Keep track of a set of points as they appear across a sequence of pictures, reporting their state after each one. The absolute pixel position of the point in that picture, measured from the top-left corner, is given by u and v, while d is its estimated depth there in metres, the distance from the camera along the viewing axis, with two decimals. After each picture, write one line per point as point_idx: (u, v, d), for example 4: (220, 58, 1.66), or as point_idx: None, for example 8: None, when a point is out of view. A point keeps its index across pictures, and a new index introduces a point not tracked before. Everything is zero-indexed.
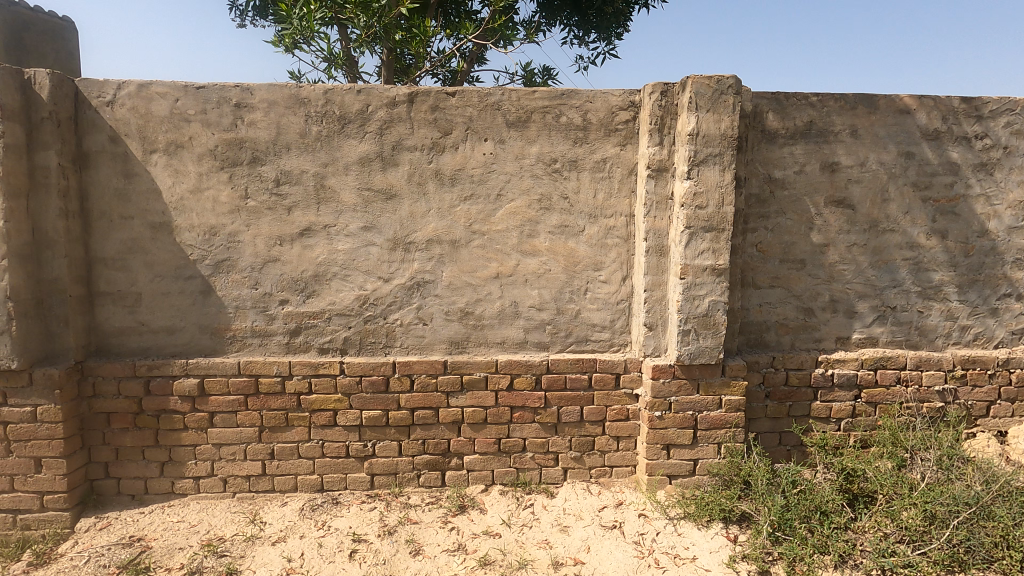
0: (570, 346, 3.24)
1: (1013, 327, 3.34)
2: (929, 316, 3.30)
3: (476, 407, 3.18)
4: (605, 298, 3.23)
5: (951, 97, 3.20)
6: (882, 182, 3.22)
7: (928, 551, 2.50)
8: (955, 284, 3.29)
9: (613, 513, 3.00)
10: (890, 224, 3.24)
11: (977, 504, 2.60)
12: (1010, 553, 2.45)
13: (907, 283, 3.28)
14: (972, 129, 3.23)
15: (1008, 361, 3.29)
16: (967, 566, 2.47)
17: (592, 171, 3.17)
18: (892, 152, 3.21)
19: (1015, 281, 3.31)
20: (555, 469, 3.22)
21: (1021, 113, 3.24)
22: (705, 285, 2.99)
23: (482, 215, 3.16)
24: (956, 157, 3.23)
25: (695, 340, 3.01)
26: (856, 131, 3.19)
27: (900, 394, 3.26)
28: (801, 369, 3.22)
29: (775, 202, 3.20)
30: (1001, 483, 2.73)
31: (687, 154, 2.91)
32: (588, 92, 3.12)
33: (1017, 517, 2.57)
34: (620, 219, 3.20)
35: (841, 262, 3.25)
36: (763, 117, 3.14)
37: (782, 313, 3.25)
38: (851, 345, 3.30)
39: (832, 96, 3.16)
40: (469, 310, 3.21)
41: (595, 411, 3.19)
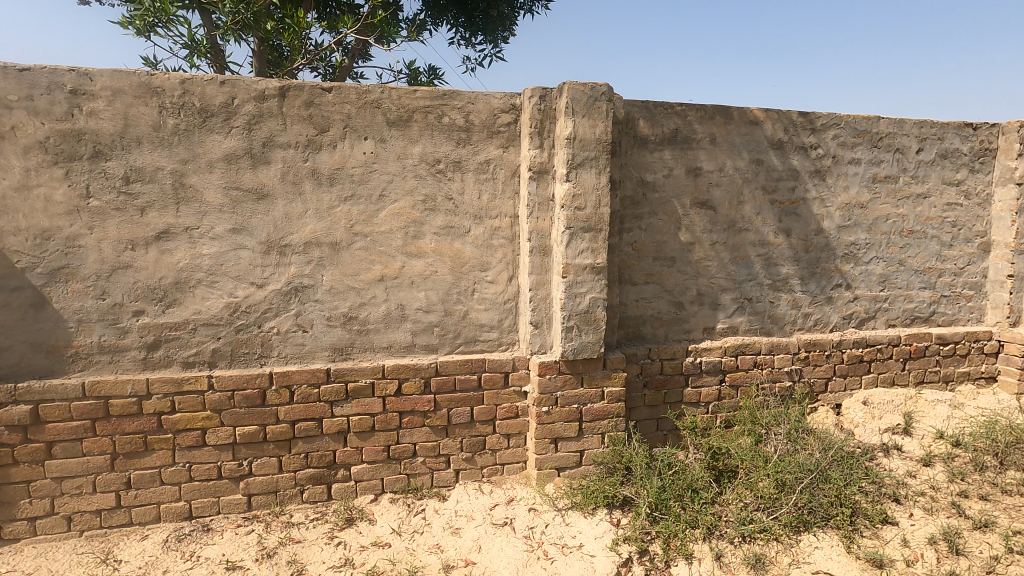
0: (459, 347, 3.23)
1: (845, 313, 3.84)
2: (779, 306, 3.70)
3: (363, 415, 3.07)
4: (492, 298, 3.26)
5: (791, 111, 3.60)
6: (737, 186, 3.56)
7: (779, 515, 2.79)
8: (798, 276, 3.72)
9: (504, 510, 3.04)
10: (745, 224, 3.60)
11: (816, 469, 2.96)
12: (842, 509, 2.79)
13: (760, 276, 3.65)
14: (809, 139, 3.66)
15: (841, 342, 3.78)
16: (810, 525, 2.76)
17: (476, 172, 3.18)
18: (744, 159, 3.56)
19: (845, 273, 3.82)
20: (447, 472, 3.20)
21: (846, 126, 3.73)
22: (585, 283, 3.12)
23: (363, 216, 3.06)
24: (796, 164, 3.65)
25: (577, 336, 3.14)
26: (715, 139, 3.50)
27: (757, 376, 3.62)
28: (674, 358, 3.47)
29: (647, 204, 3.42)
30: (835, 449, 3.13)
31: (565, 157, 3.02)
32: (470, 94, 3.12)
33: (848, 477, 2.95)
34: (504, 220, 3.24)
35: (705, 258, 3.54)
36: (634, 124, 3.34)
37: (656, 307, 3.49)
38: (716, 334, 3.61)
39: (693, 107, 3.44)
40: (353, 314, 3.09)
41: (485, 411, 3.21)
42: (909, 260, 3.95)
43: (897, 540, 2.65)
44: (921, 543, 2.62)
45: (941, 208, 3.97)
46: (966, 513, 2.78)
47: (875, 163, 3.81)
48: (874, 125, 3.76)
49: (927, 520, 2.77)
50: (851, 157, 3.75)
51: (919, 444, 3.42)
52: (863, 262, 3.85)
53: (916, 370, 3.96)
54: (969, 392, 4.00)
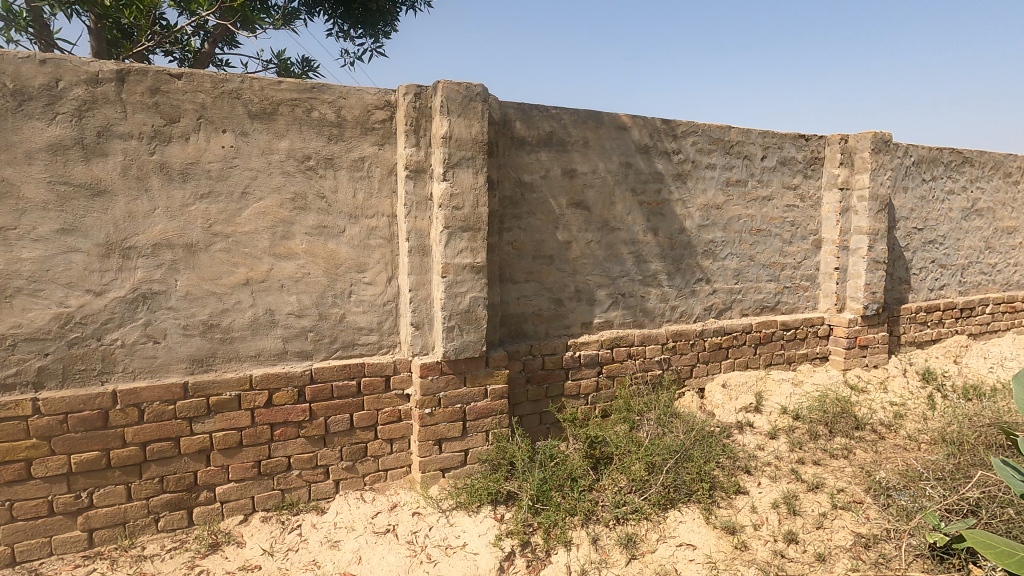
0: (336, 352, 3.10)
1: (706, 304, 4.21)
2: (650, 300, 3.97)
3: (229, 431, 2.84)
4: (371, 300, 3.17)
5: (655, 118, 3.87)
6: (609, 188, 3.77)
7: (648, 495, 2.99)
8: (665, 272, 4.01)
9: (386, 518, 2.97)
10: (617, 223, 3.81)
11: (681, 449, 3.21)
12: (702, 484, 3.04)
13: (632, 273, 3.89)
14: (671, 145, 3.96)
15: (703, 332, 4.13)
16: (675, 501, 2.98)
17: (350, 170, 3.07)
18: (615, 162, 3.77)
19: (705, 268, 4.18)
20: (325, 483, 3.06)
21: (703, 134, 4.07)
22: (465, 282, 3.13)
23: (223, 215, 2.82)
24: (661, 168, 3.94)
25: (459, 336, 3.13)
26: (587, 142, 3.67)
27: (631, 366, 3.86)
28: (554, 353, 3.59)
29: (526, 204, 3.51)
30: (697, 431, 3.42)
31: (441, 156, 3.01)
32: (341, 88, 2.99)
33: (707, 455, 3.23)
34: (381, 220, 3.16)
35: (581, 256, 3.71)
36: (511, 125, 3.40)
37: (536, 304, 3.59)
38: (594, 328, 3.79)
39: (566, 111, 3.57)
40: (214, 322, 2.84)
41: (365, 417, 3.10)
42: (757, 255, 4.41)
43: (747, 507, 2.95)
44: (766, 507, 2.93)
45: (782, 209, 4.48)
46: (802, 478, 3.16)
47: (727, 168, 4.21)
48: (726, 134, 4.16)
49: (771, 486, 3.11)
50: (707, 162, 4.12)
51: (767, 420, 3.83)
52: (720, 258, 4.24)
53: (766, 353, 4.43)
54: (808, 371, 4.56)
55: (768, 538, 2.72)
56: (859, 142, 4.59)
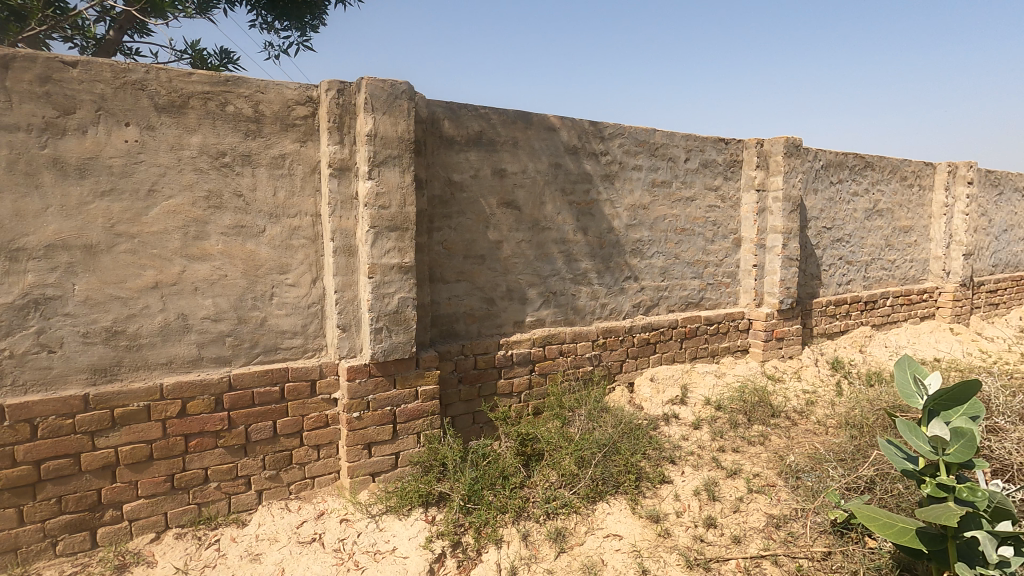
0: (257, 357, 2.97)
1: (634, 301, 4.35)
2: (580, 298, 4.05)
3: (137, 444, 2.66)
4: (294, 302, 3.06)
5: (583, 120, 3.96)
6: (539, 188, 3.82)
7: (577, 489, 3.05)
8: (595, 270, 4.11)
9: (312, 526, 2.88)
10: (547, 223, 3.87)
11: (609, 443, 3.30)
12: (629, 476, 3.14)
13: (563, 272, 3.96)
14: (599, 146, 4.06)
15: (632, 328, 4.26)
16: (603, 493, 3.06)
17: (270, 168, 2.95)
18: (544, 162, 3.82)
19: (633, 266, 4.31)
20: (247, 494, 2.93)
21: (629, 136, 4.20)
22: (393, 283, 3.08)
23: (128, 214, 2.64)
24: (589, 169, 4.03)
25: (388, 337, 3.08)
26: (517, 143, 3.70)
27: (562, 363, 3.92)
28: (487, 352, 3.60)
29: (456, 203, 3.50)
30: (625, 424, 3.52)
31: (366, 154, 2.94)
32: (258, 82, 2.87)
33: (634, 448, 3.34)
34: (305, 219, 3.05)
35: (512, 256, 3.74)
36: (439, 124, 3.38)
37: (468, 304, 3.59)
38: (526, 327, 3.83)
39: (495, 111, 3.59)
40: (119, 328, 2.66)
41: (289, 423, 2.99)
42: (682, 254, 4.59)
43: (671, 495, 3.06)
44: (688, 495, 3.06)
45: (704, 210, 4.69)
46: (722, 465, 3.33)
47: (653, 170, 4.36)
48: (651, 136, 4.30)
49: (694, 474, 3.25)
50: (633, 164, 4.25)
51: (691, 411, 4.00)
52: (647, 257, 4.39)
53: (691, 347, 4.63)
54: (729, 363, 4.80)
55: (689, 524, 2.84)
56: (773, 146, 4.87)
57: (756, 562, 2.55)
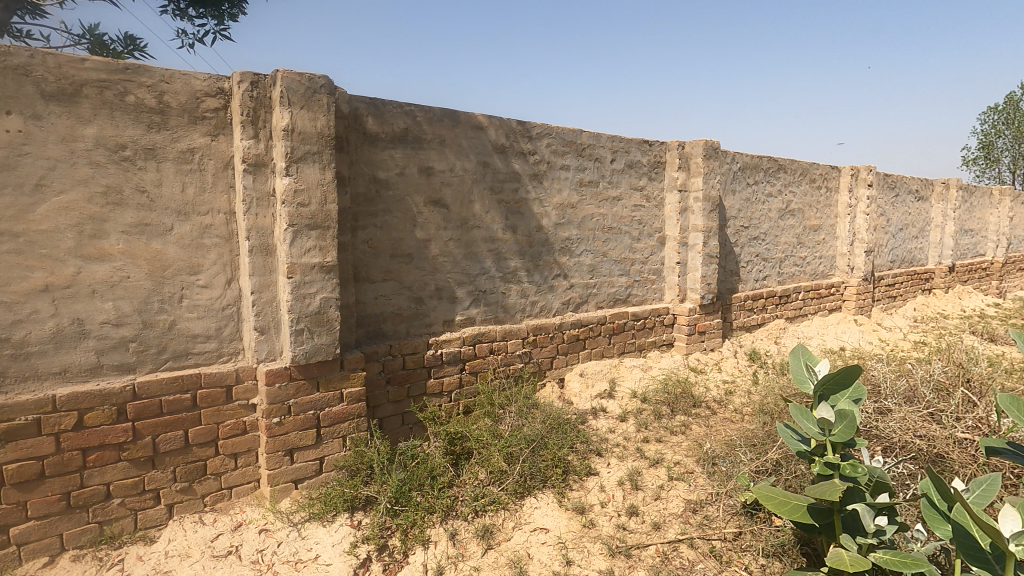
0: (165, 363, 2.80)
1: (564, 299, 4.44)
2: (510, 296, 4.09)
3: (26, 462, 2.44)
4: (207, 305, 2.90)
5: (510, 119, 3.99)
6: (467, 186, 3.82)
7: (506, 485, 3.08)
8: (524, 268, 4.17)
9: (229, 539, 2.75)
10: (476, 221, 3.88)
11: (537, 438, 3.35)
12: (556, 470, 3.20)
13: (492, 270, 3.98)
14: (527, 146, 4.11)
15: (561, 325, 4.34)
16: (531, 488, 3.10)
17: (177, 162, 2.78)
18: (472, 161, 3.83)
19: (562, 264, 4.40)
20: (156, 509, 2.75)
21: (557, 136, 4.28)
22: (314, 283, 2.98)
23: (11, 211, 2.42)
24: (517, 168, 4.07)
25: (309, 339, 2.98)
26: (444, 141, 3.68)
27: (493, 361, 3.94)
28: (416, 352, 3.56)
29: (381, 201, 3.43)
30: (554, 419, 3.59)
31: (283, 150, 2.84)
32: (162, 71, 2.70)
33: (562, 442, 3.40)
34: (217, 217, 2.90)
35: (441, 255, 3.72)
36: (362, 120, 3.31)
37: (396, 304, 3.54)
38: (455, 326, 3.82)
39: (421, 108, 3.55)
40: (2, 336, 2.43)
41: (203, 432, 2.84)
42: (610, 252, 4.73)
43: (596, 487, 3.15)
44: (613, 485, 3.16)
45: (630, 209, 4.85)
46: (645, 455, 3.45)
47: (580, 170, 4.46)
48: (578, 137, 4.40)
49: (619, 465, 3.36)
50: (561, 163, 4.33)
51: (618, 404, 4.13)
52: (576, 255, 4.49)
53: (619, 342, 4.77)
54: (655, 357, 4.98)
55: (613, 514, 2.93)
56: (693, 148, 5.10)
57: (674, 546, 2.67)
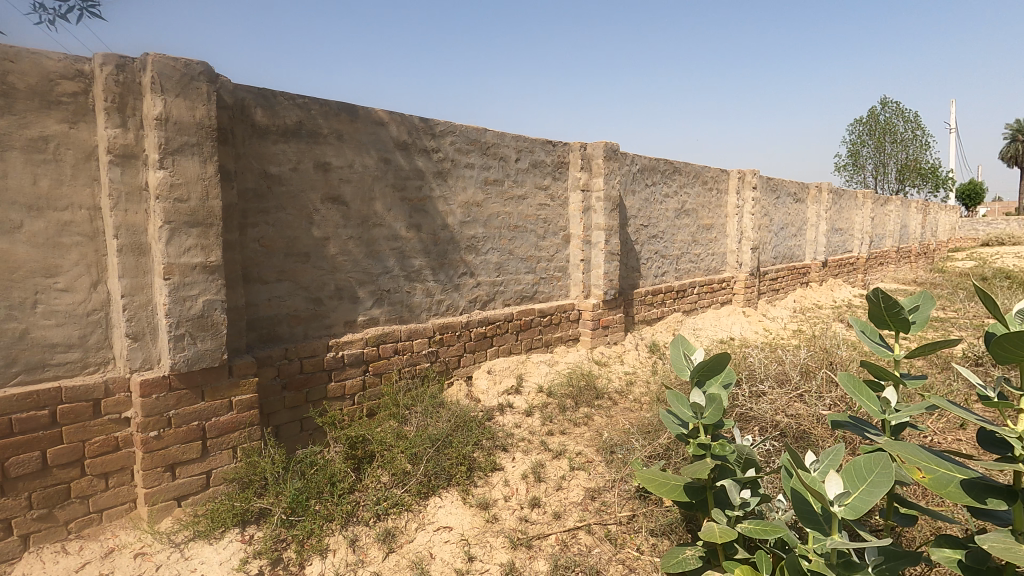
0: (16, 377, 2.49)
1: (470, 297, 4.46)
2: (415, 295, 4.05)
3: None
4: (68, 310, 2.62)
5: (412, 116, 3.94)
6: (367, 183, 3.72)
7: (409, 486, 3.04)
8: (429, 267, 4.14)
9: (98, 567, 2.50)
10: (377, 219, 3.79)
11: (442, 437, 3.34)
12: (460, 467, 3.20)
13: (395, 269, 3.91)
14: (430, 143, 4.07)
15: (468, 323, 4.36)
16: (435, 488, 3.08)
17: (27, 152, 2.48)
18: (372, 158, 3.74)
19: (468, 263, 4.42)
20: (7, 542, 2.44)
21: (461, 134, 4.28)
22: (195, 284, 2.78)
23: None
24: (420, 166, 4.03)
25: (191, 345, 2.77)
26: (341, 136, 3.56)
27: (398, 362, 3.87)
28: (314, 355, 3.42)
29: (273, 198, 3.27)
30: (459, 417, 3.59)
31: (156, 140, 2.62)
32: (5, 48, 2.40)
33: (468, 439, 3.41)
34: (79, 213, 2.62)
35: (340, 254, 3.60)
36: (249, 112, 3.13)
37: (291, 305, 3.38)
38: (357, 327, 3.72)
39: (316, 101, 3.42)
40: None
41: (65, 451, 2.56)
42: (516, 250, 4.80)
43: (501, 481, 3.19)
44: (516, 479, 3.22)
45: (535, 208, 4.95)
46: (549, 447, 3.55)
47: (485, 168, 4.49)
48: (482, 135, 4.42)
49: (523, 459, 3.42)
50: (466, 162, 4.34)
51: (525, 400, 4.21)
52: (481, 253, 4.52)
53: (526, 339, 4.86)
54: (562, 351, 5.13)
55: (516, 507, 2.98)
56: (594, 150, 5.29)
57: (573, 534, 2.76)
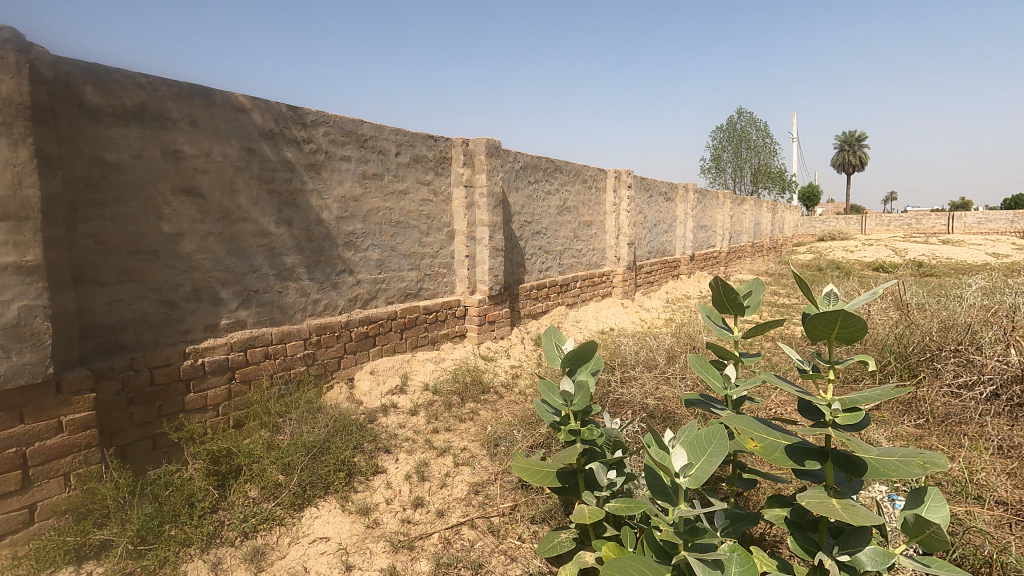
0: None
1: (350, 296, 4.28)
2: (287, 295, 3.80)
3: None
4: None
5: (278, 103, 3.68)
6: (228, 174, 3.42)
7: (281, 499, 2.84)
8: (303, 265, 3.91)
9: None
10: (241, 214, 3.50)
11: (319, 443, 3.16)
12: (339, 473, 3.05)
13: (264, 267, 3.65)
14: (300, 133, 3.84)
15: (348, 323, 4.18)
16: (310, 498, 2.91)
17: None
18: (234, 146, 3.44)
19: (346, 260, 4.23)
20: None
21: (335, 125, 4.08)
22: (7, 287, 2.36)
23: None
24: (290, 157, 3.78)
25: (5, 360, 2.34)
26: (195, 121, 3.23)
27: (269, 367, 3.60)
28: (168, 364, 3.07)
29: (111, 188, 2.88)
30: (338, 421, 3.42)
31: None
32: None
33: (347, 444, 3.26)
34: None
35: (197, 251, 3.27)
36: (76, 89, 2.73)
37: (137, 309, 3.01)
38: (220, 331, 3.40)
39: (162, 81, 3.07)
40: None
41: None
42: (398, 246, 4.69)
43: (383, 484, 3.09)
44: (399, 480, 3.14)
45: (418, 203, 4.86)
46: (433, 445, 3.51)
47: (363, 162, 4.33)
48: (358, 127, 4.26)
49: (407, 459, 3.35)
50: (341, 154, 4.15)
51: (409, 399, 4.12)
52: (361, 250, 4.36)
53: (411, 336, 4.76)
54: (448, 348, 5.10)
55: (398, 509, 2.91)
56: (477, 146, 5.31)
57: (455, 530, 2.75)
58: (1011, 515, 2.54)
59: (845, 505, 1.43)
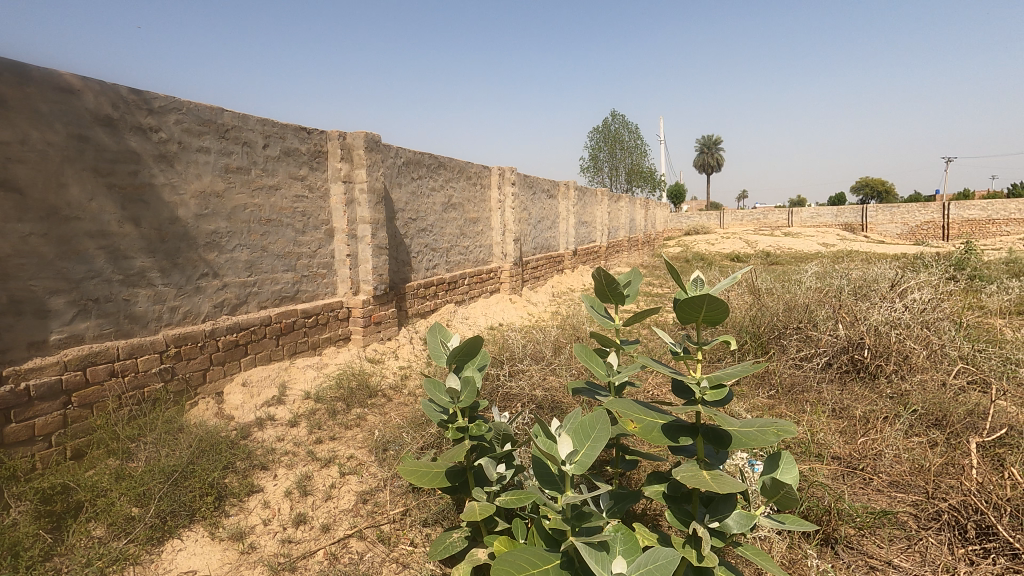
0: None
1: (215, 301, 3.88)
2: (137, 303, 3.35)
3: None
4: None
5: (117, 85, 3.24)
6: (54, 165, 2.93)
7: (134, 534, 2.48)
8: (156, 268, 3.48)
9: None
10: (73, 211, 3.02)
11: (180, 467, 2.80)
12: (206, 498, 2.74)
13: (106, 272, 3.19)
14: (146, 120, 3.41)
15: (213, 331, 3.79)
16: (172, 529, 2.58)
17: None
18: (60, 133, 2.96)
19: (209, 262, 3.84)
20: None
21: (189, 113, 3.68)
22: None
23: None
24: (134, 146, 3.34)
25: None
26: (6, 102, 2.72)
27: (115, 387, 3.13)
28: None
29: None
30: (204, 440, 3.07)
31: None
32: None
33: (215, 464, 2.94)
34: None
35: (15, 255, 2.77)
36: None
37: None
38: (50, 349, 2.90)
39: None
40: None
41: None
42: (269, 246, 4.35)
43: (259, 504, 2.84)
44: (279, 498, 2.91)
45: (291, 200, 4.55)
46: (317, 456, 3.30)
47: (224, 154, 3.95)
48: (217, 116, 3.88)
49: (287, 474, 3.11)
50: (198, 145, 3.75)
51: (288, 409, 3.85)
52: (226, 251, 3.97)
53: (288, 342, 4.43)
54: (331, 353, 4.83)
55: (277, 530, 2.69)
56: (355, 140, 5.07)
57: (343, 544, 2.61)
58: (844, 467, 2.94)
59: (714, 476, 1.54)
